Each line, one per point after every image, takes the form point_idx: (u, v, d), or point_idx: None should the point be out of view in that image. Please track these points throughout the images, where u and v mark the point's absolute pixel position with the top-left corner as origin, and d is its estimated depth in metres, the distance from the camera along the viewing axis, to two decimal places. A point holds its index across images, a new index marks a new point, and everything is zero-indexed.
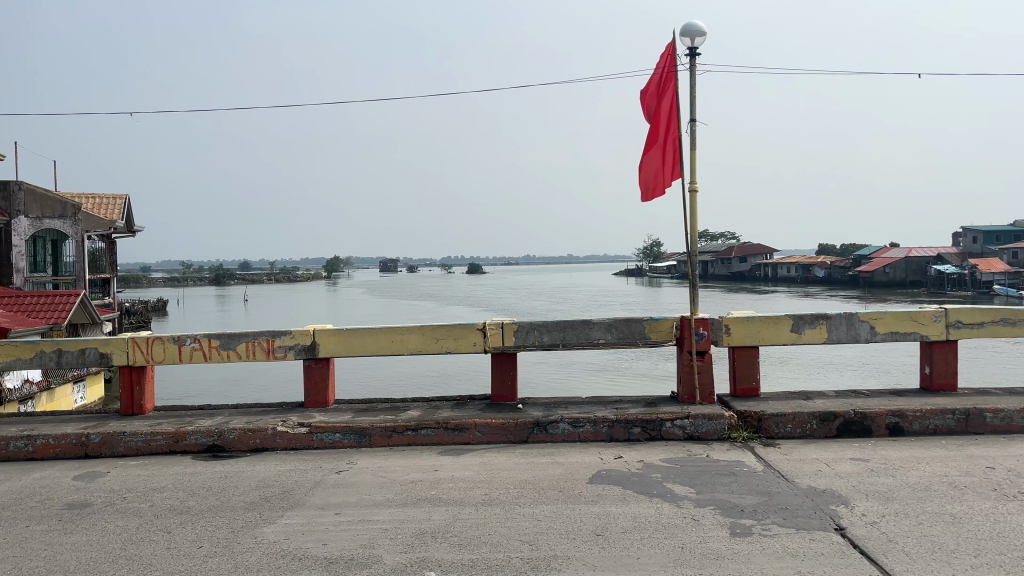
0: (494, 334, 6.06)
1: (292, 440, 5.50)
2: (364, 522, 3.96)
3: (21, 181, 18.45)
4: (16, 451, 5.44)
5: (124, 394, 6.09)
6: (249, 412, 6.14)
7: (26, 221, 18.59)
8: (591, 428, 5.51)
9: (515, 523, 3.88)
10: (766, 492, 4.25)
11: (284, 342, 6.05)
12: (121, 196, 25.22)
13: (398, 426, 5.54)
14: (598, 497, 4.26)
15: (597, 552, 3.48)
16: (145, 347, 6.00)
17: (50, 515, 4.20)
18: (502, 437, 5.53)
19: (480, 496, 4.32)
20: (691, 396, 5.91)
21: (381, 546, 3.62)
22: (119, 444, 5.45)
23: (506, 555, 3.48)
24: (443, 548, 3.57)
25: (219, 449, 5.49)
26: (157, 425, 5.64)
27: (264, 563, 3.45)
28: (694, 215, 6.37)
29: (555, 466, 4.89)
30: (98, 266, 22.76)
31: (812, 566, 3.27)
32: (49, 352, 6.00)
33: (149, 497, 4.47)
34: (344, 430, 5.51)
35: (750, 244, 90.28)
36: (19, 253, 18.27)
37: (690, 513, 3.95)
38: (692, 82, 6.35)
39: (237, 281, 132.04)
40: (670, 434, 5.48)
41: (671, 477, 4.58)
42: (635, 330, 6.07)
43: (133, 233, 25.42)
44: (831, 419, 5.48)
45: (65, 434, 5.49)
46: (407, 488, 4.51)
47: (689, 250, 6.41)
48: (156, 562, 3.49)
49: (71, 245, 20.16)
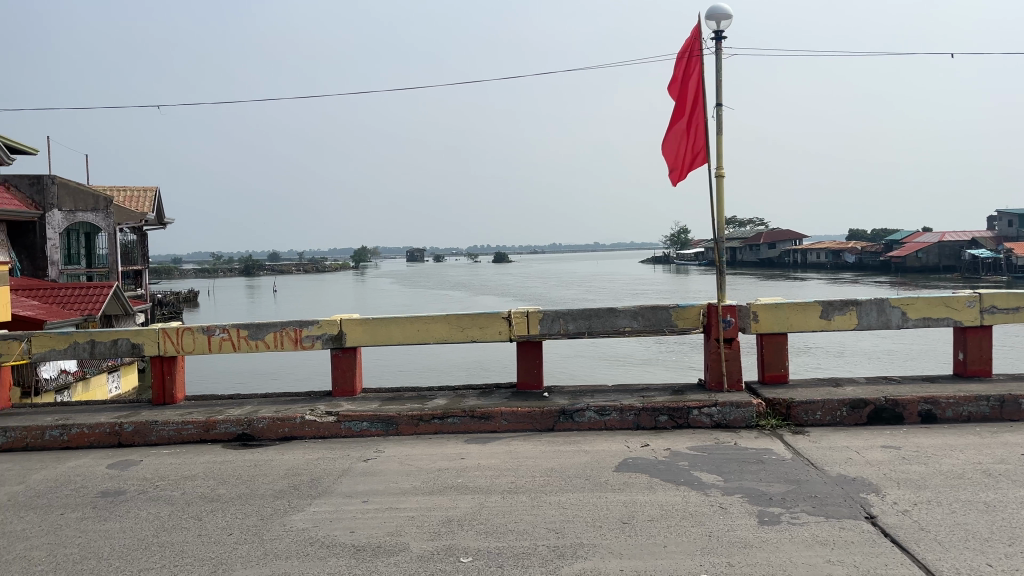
0: (519, 322, 6.05)
1: (320, 429, 5.55)
2: (391, 509, 3.99)
3: (54, 175, 18.70)
4: (52, 440, 5.55)
5: (155, 384, 6.18)
6: (278, 401, 6.19)
7: (59, 214, 18.84)
8: (617, 416, 5.49)
9: (541, 511, 3.88)
10: (795, 479, 4.21)
11: (312, 332, 6.09)
12: (151, 188, 25.65)
13: (425, 414, 5.56)
14: (625, 484, 4.25)
15: (623, 540, 3.47)
16: (174, 338, 6.05)
17: (84, 502, 4.28)
18: (529, 425, 5.52)
19: (507, 484, 4.33)
20: (718, 383, 5.86)
21: (408, 534, 3.64)
22: (151, 433, 5.54)
23: (533, 543, 3.48)
24: (470, 536, 3.58)
25: (249, 438, 5.55)
26: (189, 415, 5.73)
27: (293, 551, 3.49)
28: (720, 201, 6.31)
29: (581, 454, 4.88)
30: (131, 258, 23.15)
31: (842, 555, 3.23)
32: (82, 344, 6.09)
33: (181, 485, 4.54)
34: (372, 419, 5.56)
35: (779, 231, 89.69)
36: (53, 246, 18.59)
37: (718, 501, 3.92)
38: (718, 66, 6.30)
39: (269, 272, 133.53)
40: (698, 421, 5.44)
41: (699, 465, 4.55)
42: (661, 318, 6.02)
43: (163, 225, 25.87)
44: (861, 407, 5.40)
45: (98, 423, 5.59)
46: (434, 476, 4.54)
47: (716, 236, 6.32)
48: (187, 549, 3.54)
49: (103, 238, 20.53)
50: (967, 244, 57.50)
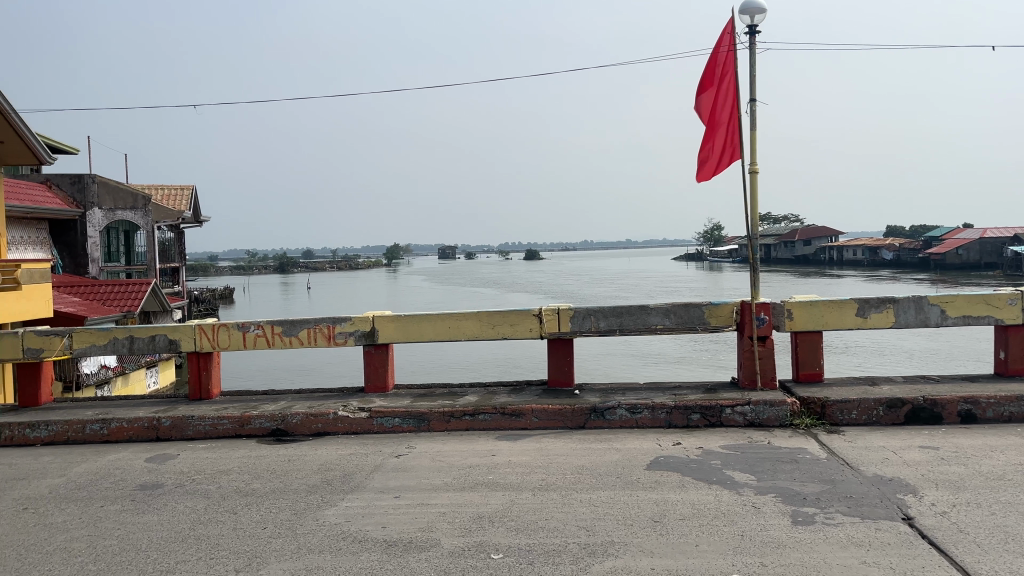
0: (550, 320, 6.04)
1: (353, 425, 5.61)
2: (422, 505, 4.01)
3: (94, 174, 19.06)
4: (92, 434, 5.67)
5: (192, 379, 6.29)
6: (312, 397, 6.26)
7: (99, 212, 19.21)
8: (648, 415, 5.47)
9: (572, 509, 3.87)
10: (829, 479, 4.15)
11: (344, 328, 6.15)
12: (188, 187, 26.08)
13: (456, 411, 5.59)
14: (656, 483, 4.22)
15: (654, 538, 3.46)
16: (211, 335, 6.17)
17: (123, 495, 4.37)
18: (560, 423, 5.52)
19: (538, 481, 4.33)
20: (752, 381, 5.79)
21: (439, 530, 3.66)
22: (188, 427, 5.64)
23: (563, 540, 3.48)
24: (501, 533, 3.59)
25: (283, 433, 5.62)
26: (224, 410, 5.81)
27: (326, 545, 3.53)
28: (754, 197, 6.23)
29: (613, 452, 4.87)
30: (168, 255, 23.57)
31: (879, 556, 3.18)
32: (121, 340, 6.21)
33: (216, 479, 4.62)
34: (403, 415, 5.60)
35: (815, 228, 88.54)
36: (93, 244, 18.97)
37: (751, 501, 3.88)
38: (752, 61, 6.22)
39: (304, 269, 135.00)
40: (731, 420, 5.39)
41: (731, 464, 4.51)
42: (694, 315, 5.97)
43: (200, 223, 26.29)
44: (898, 406, 5.31)
45: (136, 417, 5.70)
46: (465, 472, 4.55)
47: (749, 233, 6.25)
48: (223, 542, 3.60)
49: (141, 236, 20.93)
50: (1009, 241, 56.26)
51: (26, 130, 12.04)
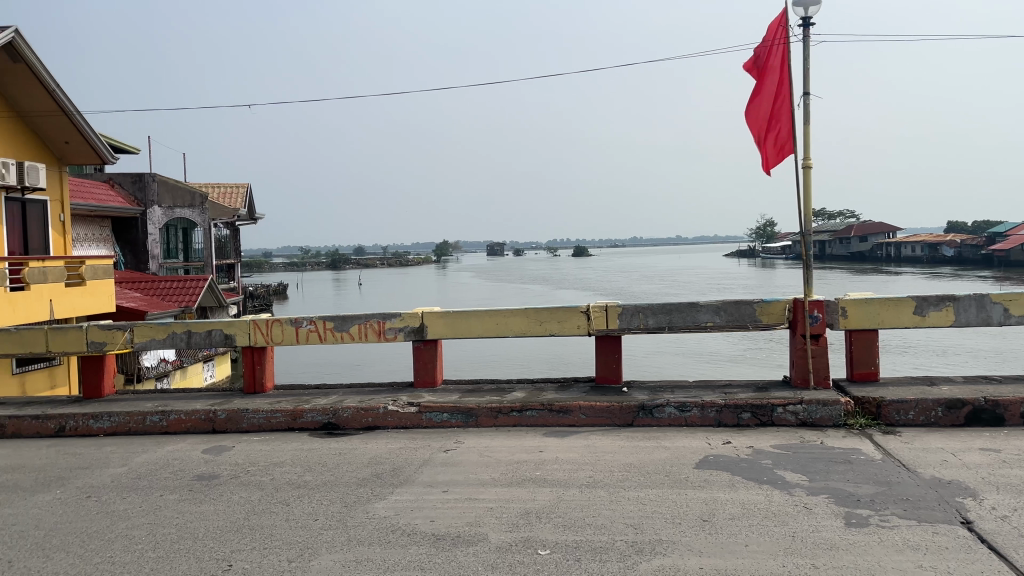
0: (598, 316, 6.01)
1: (402, 419, 5.67)
2: (470, 500, 4.05)
3: (153, 174, 19.53)
4: (152, 425, 5.85)
5: (246, 373, 6.44)
6: (362, 392, 6.35)
7: (159, 211, 19.72)
8: (698, 413, 5.41)
9: (619, 507, 3.86)
10: (885, 481, 4.06)
11: (394, 324, 6.22)
12: (243, 185, 26.68)
13: (504, 407, 5.61)
14: (706, 482, 4.18)
15: (703, 538, 3.42)
16: (265, 329, 6.29)
17: (181, 485, 4.51)
18: (608, 420, 5.50)
19: (585, 478, 4.32)
20: (805, 380, 5.69)
21: (487, 524, 3.68)
22: (243, 420, 5.78)
23: (611, 538, 3.47)
24: (548, 529, 3.60)
25: (334, 427, 5.72)
26: (277, 403, 5.94)
27: (375, 537, 3.58)
28: (807, 193, 6.12)
29: (661, 450, 4.83)
30: (225, 252, 24.14)
31: (935, 560, 3.10)
32: (180, 334, 6.39)
33: (270, 471, 4.72)
34: (452, 410, 5.64)
35: (872, 224, 86.51)
36: (154, 241, 19.50)
37: (803, 501, 3.81)
38: (806, 54, 6.10)
39: (355, 265, 136.85)
40: (782, 420, 5.31)
41: (783, 464, 4.44)
42: (745, 313, 5.89)
43: (254, 220, 26.89)
44: (958, 407, 5.15)
45: (194, 409, 5.86)
46: (513, 468, 4.57)
47: (802, 230, 6.13)
48: (276, 533, 3.68)
49: (199, 233, 21.49)
50: None
51: (89, 130, 12.41)
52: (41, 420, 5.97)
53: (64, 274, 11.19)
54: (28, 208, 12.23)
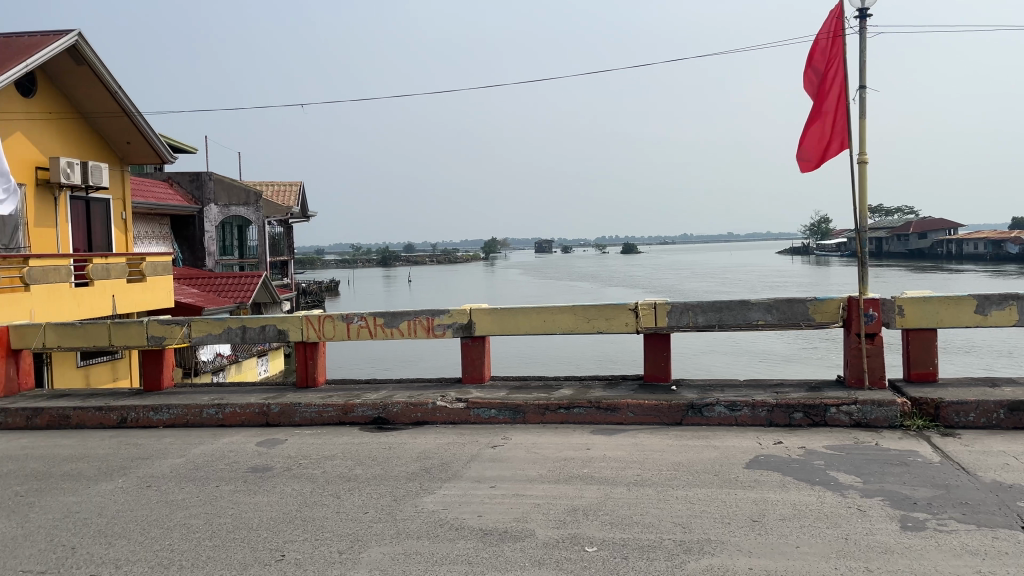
0: (647, 314, 5.97)
1: (451, 415, 5.72)
2: (517, 496, 4.06)
3: (210, 173, 19.96)
4: (208, 418, 6.01)
5: (299, 368, 6.56)
6: (411, 387, 6.42)
7: (215, 209, 20.17)
8: (748, 412, 5.34)
9: (667, 505, 3.83)
10: (943, 484, 3.95)
11: (442, 321, 6.27)
12: (296, 183, 27.17)
13: (552, 404, 5.61)
14: (756, 482, 4.12)
15: (752, 538, 3.39)
16: (317, 325, 6.40)
17: (236, 476, 4.62)
18: (656, 418, 5.46)
19: (633, 476, 4.30)
20: (859, 380, 5.57)
21: (534, 520, 3.70)
22: (295, 414, 5.89)
23: (659, 536, 3.45)
24: (595, 526, 3.60)
25: (384, 422, 5.80)
26: (329, 397, 6.04)
27: (424, 531, 3.62)
28: (863, 188, 5.98)
29: (711, 449, 4.78)
30: (278, 249, 24.62)
31: (995, 566, 3.01)
32: (235, 329, 6.54)
33: (321, 464, 4.81)
34: (499, 407, 5.67)
35: (931, 221, 84.12)
36: (210, 239, 19.97)
37: (856, 503, 3.74)
38: (862, 45, 5.97)
39: (405, 262, 138.23)
40: (835, 420, 5.21)
41: (835, 465, 4.35)
42: (797, 311, 5.78)
43: (307, 218, 27.35)
44: (1021, 409, 4.99)
45: (249, 403, 6.00)
46: (560, 465, 4.58)
47: (857, 226, 6.00)
48: (327, 525, 3.75)
49: (253, 231, 21.94)
50: None
51: (149, 130, 12.77)
52: (104, 412, 6.18)
53: (126, 270, 11.55)
54: (91, 207, 12.65)
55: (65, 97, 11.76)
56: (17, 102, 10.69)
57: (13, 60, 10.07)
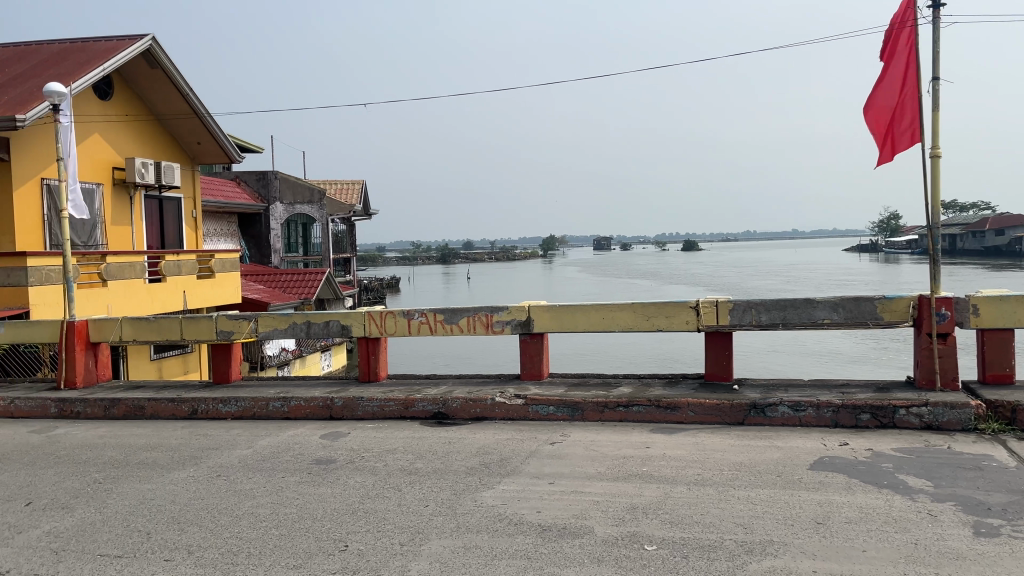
0: (708, 312, 5.89)
1: (510, 411, 5.76)
2: (576, 493, 4.07)
3: (276, 172, 20.47)
4: (274, 411, 6.17)
5: (361, 363, 6.69)
6: (470, 383, 6.48)
7: (281, 207, 20.64)
8: (813, 413, 5.23)
9: (729, 505, 3.79)
10: (1020, 490, 3.80)
11: (501, 318, 6.31)
12: (358, 181, 27.66)
13: (611, 402, 5.59)
14: (821, 484, 4.04)
15: (816, 540, 3.32)
16: (379, 321, 6.51)
17: (301, 468, 4.74)
18: (717, 418, 5.39)
19: (693, 476, 4.26)
20: (930, 381, 5.40)
21: (593, 518, 3.70)
22: (358, 408, 6.01)
23: (720, 537, 3.41)
24: (655, 524, 3.58)
25: (444, 417, 5.86)
26: (390, 392, 6.14)
27: (483, 525, 3.66)
28: (935, 183, 5.79)
29: (773, 450, 4.70)
30: (341, 247, 25.09)
31: None
32: (300, 324, 6.70)
33: (383, 457, 4.90)
34: (558, 404, 5.68)
35: (1010, 217, 80.78)
36: (276, 236, 20.47)
37: (927, 508, 3.63)
38: (935, 36, 5.77)
39: (464, 260, 139.17)
40: (905, 422, 5.06)
41: (905, 468, 4.23)
42: (865, 310, 5.63)
43: (369, 216, 27.81)
44: None
45: (313, 396, 6.14)
46: (619, 463, 4.56)
47: (929, 223, 5.81)
48: (389, 517, 3.82)
49: (317, 229, 22.39)
50: None
51: (217, 130, 13.12)
52: (176, 403, 6.41)
53: (197, 266, 11.93)
54: (164, 205, 13.09)
55: (139, 100, 12.18)
56: (94, 106, 11.12)
57: (91, 64, 10.48)
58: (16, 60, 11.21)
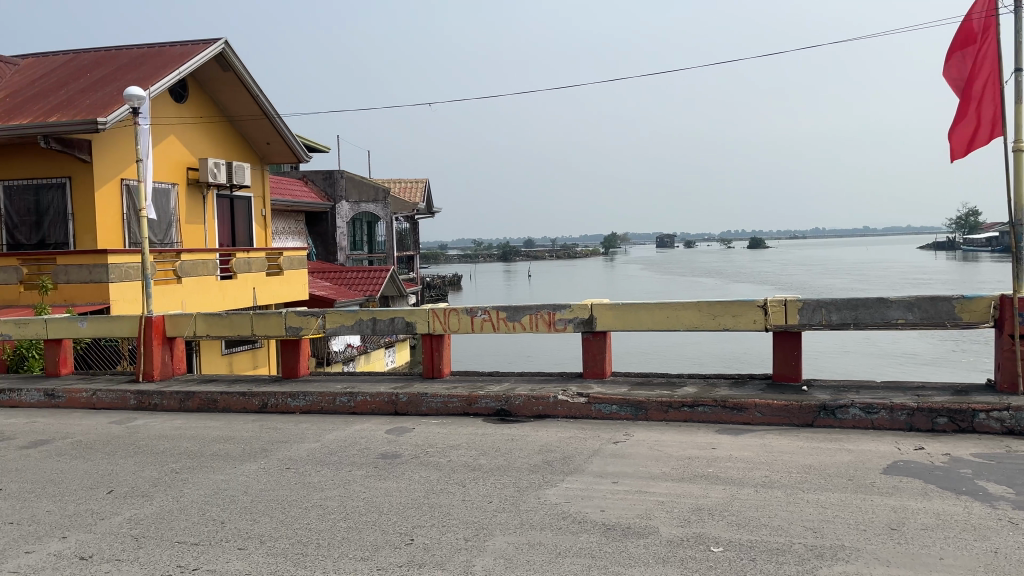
0: (776, 311, 5.77)
1: (572, 409, 5.75)
2: (640, 492, 4.04)
3: (342, 171, 20.86)
4: (341, 405, 6.30)
5: (425, 359, 6.77)
6: (533, 380, 6.49)
7: (346, 205, 21.03)
8: (886, 415, 5.07)
9: (798, 509, 3.71)
10: None
11: (564, 315, 6.29)
12: (422, 180, 28.00)
13: (675, 402, 5.53)
14: (894, 489, 3.92)
15: (890, 547, 3.22)
16: (442, 318, 6.57)
17: (368, 462, 4.83)
18: (785, 419, 5.28)
19: (760, 478, 4.18)
20: (1012, 385, 5.19)
21: (658, 518, 3.66)
22: (422, 404, 6.08)
23: (789, 540, 3.34)
24: (721, 526, 3.53)
25: (507, 414, 5.89)
26: (454, 388, 6.20)
27: (547, 523, 3.67)
28: (1018, 177, 5.55)
29: (844, 453, 4.58)
30: (405, 244, 25.43)
31: None
32: (366, 321, 6.81)
33: (447, 453, 4.95)
34: (621, 403, 5.64)
35: None
36: (342, 234, 20.84)
37: (1008, 516, 3.49)
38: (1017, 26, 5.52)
39: (525, 258, 139.48)
40: (984, 426, 4.87)
41: (984, 474, 4.07)
42: (942, 310, 5.43)
43: (432, 214, 28.10)
44: None
45: (378, 392, 6.24)
46: (684, 464, 4.51)
47: (1012, 220, 5.57)
48: (453, 512, 3.86)
49: (382, 227, 22.73)
50: None
51: (285, 130, 13.41)
52: (248, 397, 6.60)
53: (266, 263, 12.26)
54: (235, 204, 13.48)
55: (211, 102, 12.55)
56: (169, 108, 11.49)
57: (167, 68, 10.86)
58: (96, 66, 11.67)
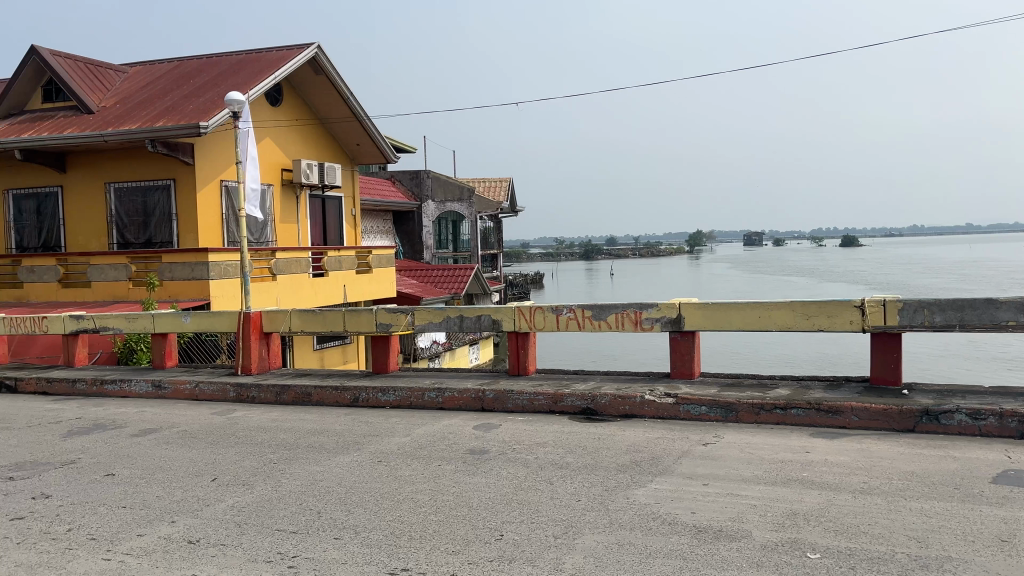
0: (874, 311, 5.57)
1: (660, 409, 5.69)
2: (732, 495, 3.97)
3: (428, 170, 21.17)
4: (429, 401, 6.41)
5: (511, 356, 6.83)
6: (619, 379, 6.46)
7: (432, 204, 21.36)
8: (994, 422, 4.83)
9: (899, 517, 3.57)
10: None
11: (651, 314, 6.23)
12: (506, 179, 28.19)
13: (767, 403, 5.41)
14: (1005, 499, 3.73)
15: (1001, 559, 3.07)
16: (528, 316, 6.61)
17: (457, 457, 4.90)
18: (884, 424, 5.09)
19: (859, 484, 4.05)
20: None
21: (751, 521, 3.60)
22: (509, 401, 6.14)
23: (890, 549, 3.23)
24: (818, 532, 3.44)
25: (593, 413, 5.88)
26: (540, 386, 6.23)
27: (637, 523, 3.65)
28: None
29: (950, 460, 4.38)
30: (489, 243, 25.65)
31: None
32: (453, 318, 6.92)
33: (534, 450, 4.98)
34: (710, 404, 5.55)
35: None
36: (428, 232, 21.18)
37: None
38: None
39: (608, 256, 138.63)
40: None
41: None
42: None
43: (516, 212, 28.26)
44: None
45: (466, 388, 6.33)
46: (777, 467, 4.40)
47: None
48: (541, 509, 3.89)
49: (466, 225, 22.99)
50: None
51: (375, 130, 13.72)
52: (340, 391, 6.80)
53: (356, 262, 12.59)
54: (327, 203, 13.88)
55: (304, 105, 12.97)
56: (266, 111, 11.94)
57: (264, 73, 11.28)
58: (198, 72, 12.23)
